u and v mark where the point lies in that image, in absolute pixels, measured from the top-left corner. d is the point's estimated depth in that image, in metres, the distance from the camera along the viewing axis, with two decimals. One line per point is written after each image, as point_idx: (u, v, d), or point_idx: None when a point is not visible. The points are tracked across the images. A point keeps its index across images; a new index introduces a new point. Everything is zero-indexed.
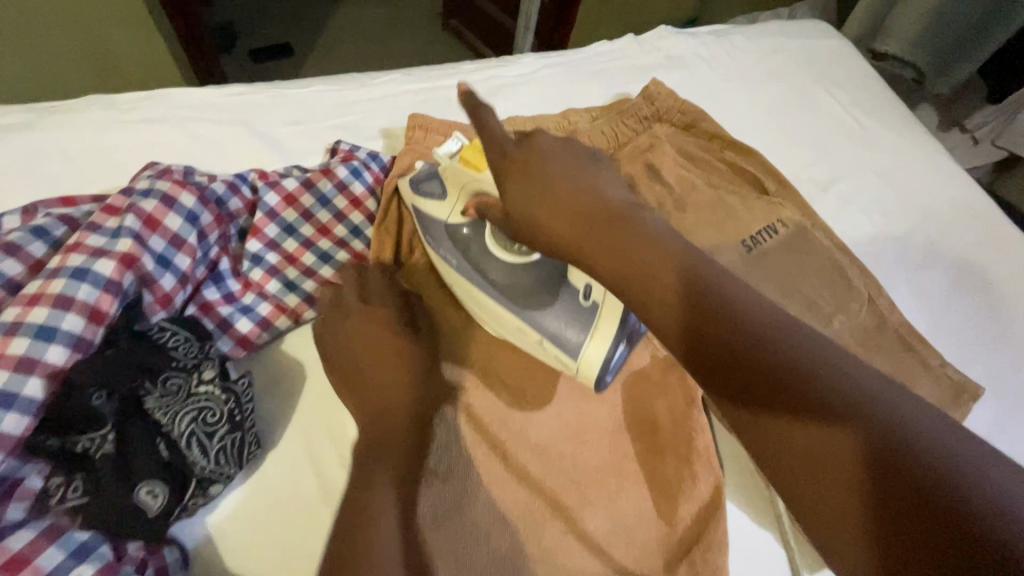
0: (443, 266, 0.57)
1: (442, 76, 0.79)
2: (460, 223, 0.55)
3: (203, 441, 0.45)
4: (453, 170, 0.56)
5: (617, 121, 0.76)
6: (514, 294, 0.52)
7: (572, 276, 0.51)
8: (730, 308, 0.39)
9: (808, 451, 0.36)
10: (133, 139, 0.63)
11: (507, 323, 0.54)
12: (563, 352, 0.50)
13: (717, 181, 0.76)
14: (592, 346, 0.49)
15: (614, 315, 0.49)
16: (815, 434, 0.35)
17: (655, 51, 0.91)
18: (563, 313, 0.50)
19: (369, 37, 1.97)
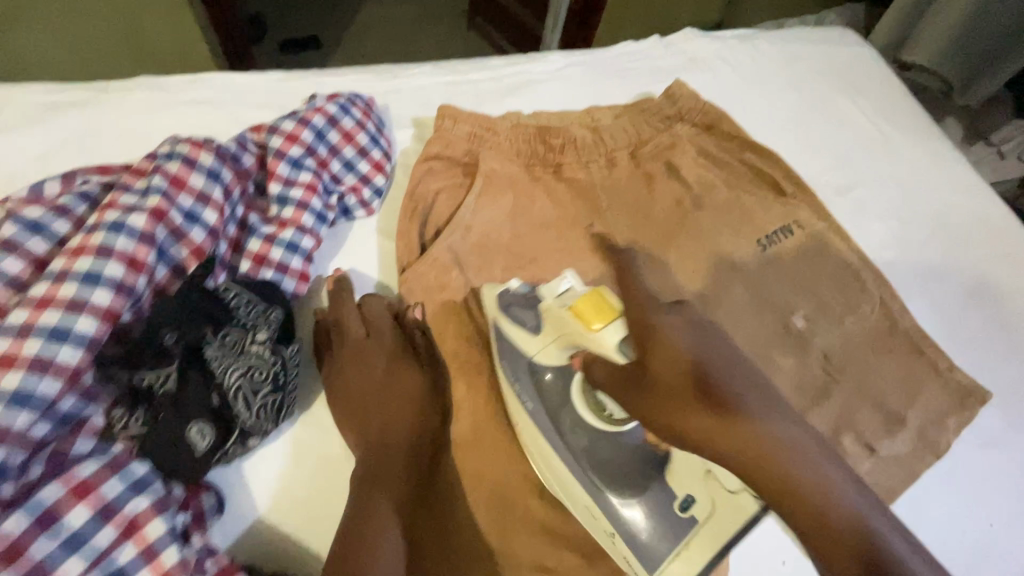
0: (512, 401, 0.56)
1: (471, 71, 0.82)
2: (545, 367, 0.55)
3: (248, 396, 0.46)
4: (558, 316, 0.54)
5: (639, 120, 0.78)
6: (597, 471, 0.51)
7: (669, 480, 0.49)
8: (749, 397, 0.46)
9: (810, 517, 0.42)
10: (181, 120, 0.66)
11: (576, 500, 0.52)
12: (641, 565, 0.47)
13: (734, 181, 0.78)
14: (676, 568, 0.47)
15: (710, 545, 0.47)
16: (809, 496, 0.42)
17: (680, 53, 0.93)
18: (656, 519, 0.48)
19: (396, 33, 2.00)
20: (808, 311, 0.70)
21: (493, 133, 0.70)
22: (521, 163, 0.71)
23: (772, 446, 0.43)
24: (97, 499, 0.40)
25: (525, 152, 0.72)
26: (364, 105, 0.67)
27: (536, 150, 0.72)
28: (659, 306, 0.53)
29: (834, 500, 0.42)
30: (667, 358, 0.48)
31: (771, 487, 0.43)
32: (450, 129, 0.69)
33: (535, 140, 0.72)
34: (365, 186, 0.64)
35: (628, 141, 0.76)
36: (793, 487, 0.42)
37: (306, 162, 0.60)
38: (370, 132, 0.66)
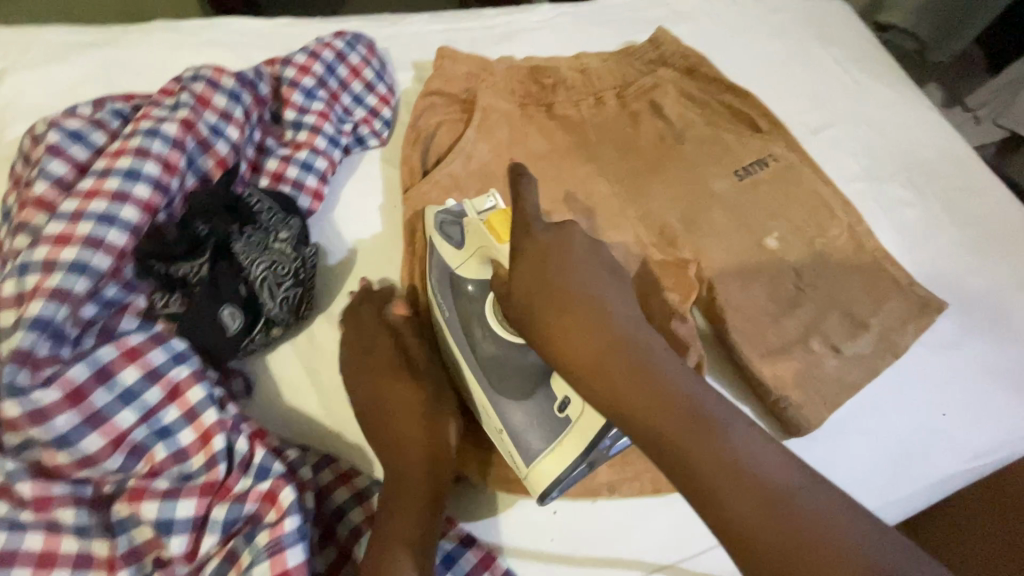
0: (436, 312, 0.59)
1: (467, 19, 0.86)
2: (466, 279, 0.56)
3: (273, 287, 0.52)
4: (477, 225, 0.56)
5: (625, 63, 0.83)
6: (490, 367, 0.54)
7: (554, 381, 0.52)
8: (669, 378, 0.45)
9: (715, 501, 0.40)
10: (195, 59, 0.71)
11: (473, 392, 0.55)
12: (520, 452, 0.52)
13: (714, 120, 0.83)
14: (546, 462, 0.50)
15: (580, 442, 0.49)
16: (713, 482, 0.40)
17: (664, 6, 0.98)
18: (537, 413, 0.52)
19: None
20: (781, 233, 0.75)
21: (489, 73, 0.75)
22: (515, 101, 0.76)
23: (689, 425, 0.43)
24: (145, 363, 0.45)
25: (519, 91, 0.76)
26: (368, 43, 0.72)
27: (529, 90, 0.77)
28: (530, 224, 0.52)
29: (751, 480, 0.40)
30: (591, 332, 0.47)
31: (685, 474, 0.42)
32: (448, 69, 0.74)
33: (528, 80, 0.77)
34: (374, 118, 0.70)
35: (613, 83, 0.81)
36: (712, 471, 0.41)
37: (318, 93, 0.66)
38: (375, 68, 0.71)
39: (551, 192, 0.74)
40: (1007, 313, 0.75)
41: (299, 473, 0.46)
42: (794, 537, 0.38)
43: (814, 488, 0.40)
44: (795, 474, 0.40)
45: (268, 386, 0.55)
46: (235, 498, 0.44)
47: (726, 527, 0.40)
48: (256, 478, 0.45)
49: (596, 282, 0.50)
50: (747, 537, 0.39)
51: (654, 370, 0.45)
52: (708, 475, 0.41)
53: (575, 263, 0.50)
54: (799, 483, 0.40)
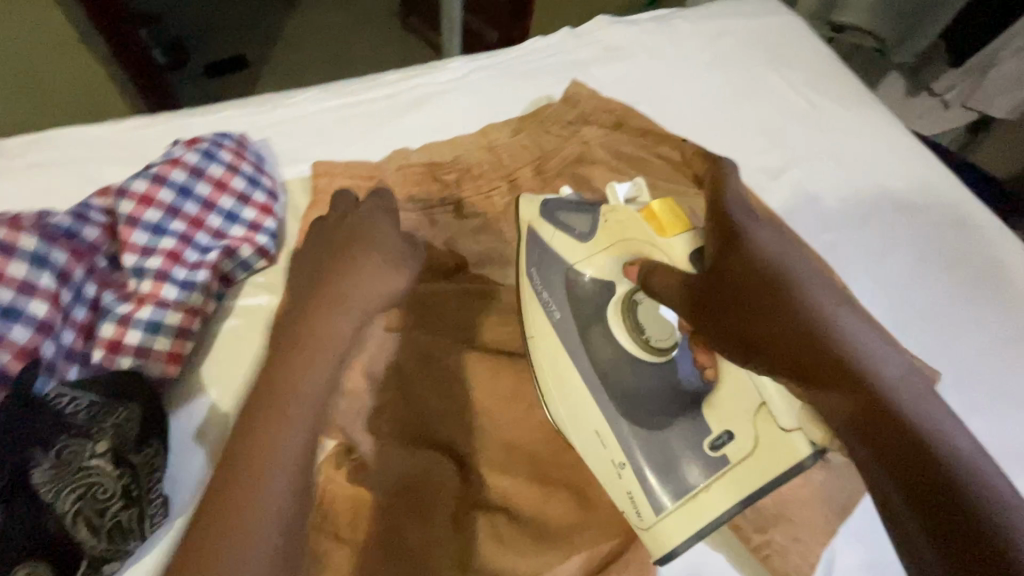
0: (538, 325, 0.56)
1: (364, 90, 0.75)
2: (585, 270, 0.56)
3: (93, 519, 0.40)
4: (627, 216, 0.52)
5: (539, 132, 0.71)
6: (625, 401, 0.52)
7: (707, 415, 0.49)
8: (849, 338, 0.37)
9: (853, 417, 0.35)
10: (20, 187, 0.58)
11: (583, 430, 0.52)
12: (644, 494, 0.48)
13: (658, 179, 0.72)
14: (689, 506, 0.46)
15: (749, 479, 0.45)
16: (867, 415, 0.35)
17: (594, 44, 0.87)
18: (676, 447, 0.49)
19: (329, 62, 2.01)
20: None
21: (377, 182, 0.62)
22: (417, 208, 0.63)
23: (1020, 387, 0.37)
24: None
25: (419, 196, 0.63)
26: (234, 144, 0.60)
27: (430, 191, 0.64)
28: (740, 217, 0.46)
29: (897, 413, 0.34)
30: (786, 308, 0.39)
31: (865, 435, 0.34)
32: (327, 189, 0.62)
33: (425, 180, 0.64)
34: (259, 233, 0.58)
35: (530, 158, 0.69)
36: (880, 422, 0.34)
37: (169, 225, 0.53)
38: (247, 174, 0.59)
39: (465, 295, 0.59)
40: (1003, 379, 0.67)
41: None
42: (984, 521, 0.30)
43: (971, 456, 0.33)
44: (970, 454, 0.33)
45: None
46: None
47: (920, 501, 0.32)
48: None
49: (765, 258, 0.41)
50: (918, 485, 0.32)
51: (843, 337, 0.37)
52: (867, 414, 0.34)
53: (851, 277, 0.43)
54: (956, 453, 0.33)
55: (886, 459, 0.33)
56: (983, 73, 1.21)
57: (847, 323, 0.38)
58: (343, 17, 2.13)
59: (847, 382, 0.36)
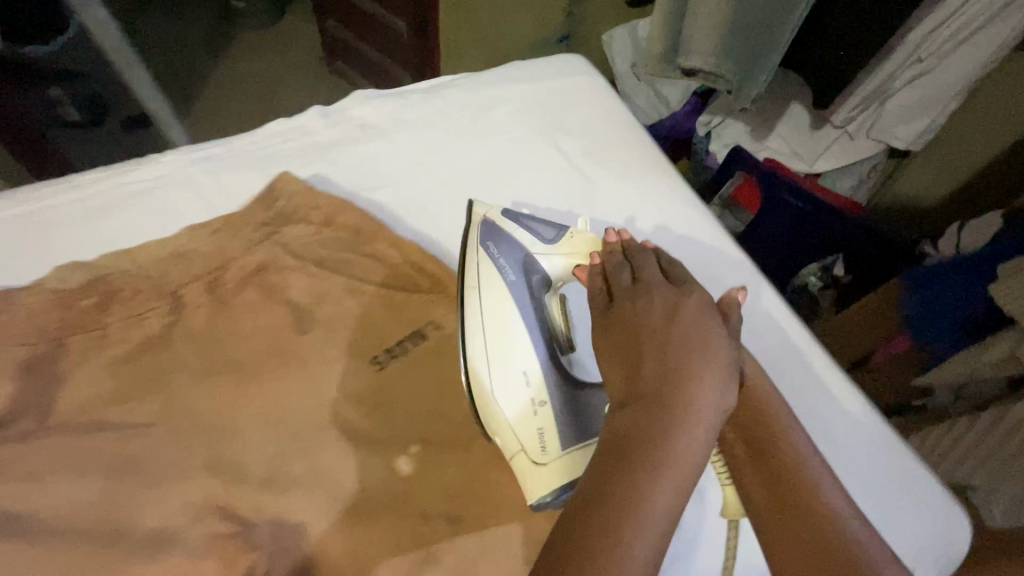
0: (493, 281, 0.57)
1: (52, 193, 0.68)
2: (535, 270, 0.58)
3: None
4: (581, 238, 0.59)
5: (224, 237, 0.64)
6: (495, 364, 0.55)
7: (594, 393, 0.56)
8: (712, 429, 0.42)
9: (616, 427, 0.42)
10: None
11: (512, 384, 0.55)
12: (554, 435, 0.54)
13: (362, 284, 0.65)
14: (573, 460, 0.53)
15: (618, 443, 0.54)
16: (619, 442, 0.41)
17: (346, 123, 0.81)
18: (563, 411, 0.54)
19: (248, 103, 1.92)
20: (421, 447, 0.57)
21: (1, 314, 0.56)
22: (42, 340, 0.56)
23: (805, 518, 0.47)
24: None
25: (50, 326, 0.57)
26: None
27: (67, 318, 0.58)
28: (649, 286, 0.50)
29: (661, 454, 0.39)
30: (693, 370, 0.43)
31: (619, 516, 0.37)
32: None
33: (59, 308, 0.57)
34: None
35: (203, 268, 0.62)
36: (618, 440, 0.41)
37: None
38: None
39: (70, 449, 0.52)
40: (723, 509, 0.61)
41: None
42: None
43: (658, 521, 0.37)
44: (664, 510, 0.38)
45: None
46: None
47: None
48: None
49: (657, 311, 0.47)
50: (594, 497, 0.38)
51: (690, 378, 0.42)
52: (618, 435, 0.41)
53: (760, 390, 0.52)
54: (654, 508, 0.38)
55: (612, 439, 0.41)
56: (884, 100, 1.09)
57: (713, 395, 0.43)
58: (262, 55, 2.05)
59: (662, 407, 0.41)
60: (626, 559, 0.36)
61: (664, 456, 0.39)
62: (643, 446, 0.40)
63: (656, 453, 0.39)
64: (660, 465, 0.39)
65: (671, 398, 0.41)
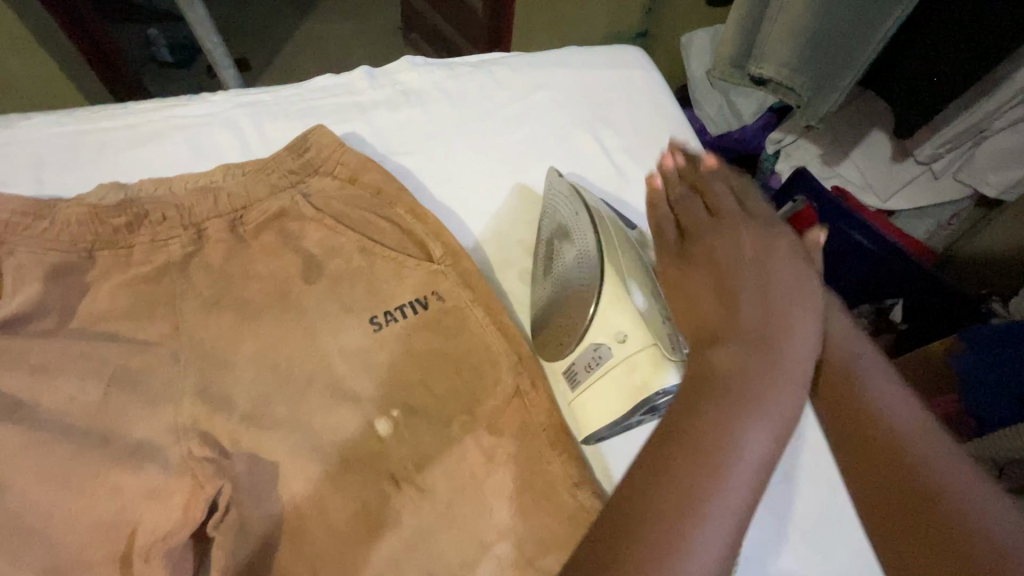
0: (592, 215, 0.62)
1: (109, 117, 0.73)
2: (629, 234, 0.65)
3: None
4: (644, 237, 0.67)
5: (256, 180, 0.66)
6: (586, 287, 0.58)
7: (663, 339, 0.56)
8: (793, 386, 0.43)
9: (702, 373, 0.43)
10: None
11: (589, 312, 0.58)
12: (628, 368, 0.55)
13: (374, 243, 0.65)
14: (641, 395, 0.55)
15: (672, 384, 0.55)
16: (703, 381, 0.43)
17: (390, 86, 0.82)
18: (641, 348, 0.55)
19: (324, 61, 1.98)
20: (402, 413, 0.57)
21: (45, 221, 0.59)
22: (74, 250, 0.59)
23: (940, 517, 0.47)
24: None
25: (80, 237, 0.59)
26: None
27: (102, 233, 0.60)
28: (732, 232, 0.52)
29: (745, 405, 0.41)
30: (786, 332, 0.45)
31: (711, 458, 0.39)
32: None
33: (89, 222, 0.59)
34: None
35: (229, 207, 0.64)
36: (713, 383, 0.42)
37: None
38: None
39: (71, 355, 0.53)
40: None
41: None
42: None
43: (747, 470, 0.39)
44: (755, 458, 0.40)
45: None
46: None
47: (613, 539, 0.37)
48: None
49: (753, 275, 0.48)
50: (679, 442, 0.40)
51: (779, 341, 0.44)
52: (719, 376, 0.42)
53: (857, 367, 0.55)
54: (750, 457, 0.40)
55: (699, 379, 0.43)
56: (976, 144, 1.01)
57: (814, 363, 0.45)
58: (344, 18, 2.08)
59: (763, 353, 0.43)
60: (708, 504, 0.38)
61: (764, 399, 0.41)
62: (726, 391, 0.41)
63: (732, 391, 0.41)
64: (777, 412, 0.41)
65: (759, 334, 0.44)
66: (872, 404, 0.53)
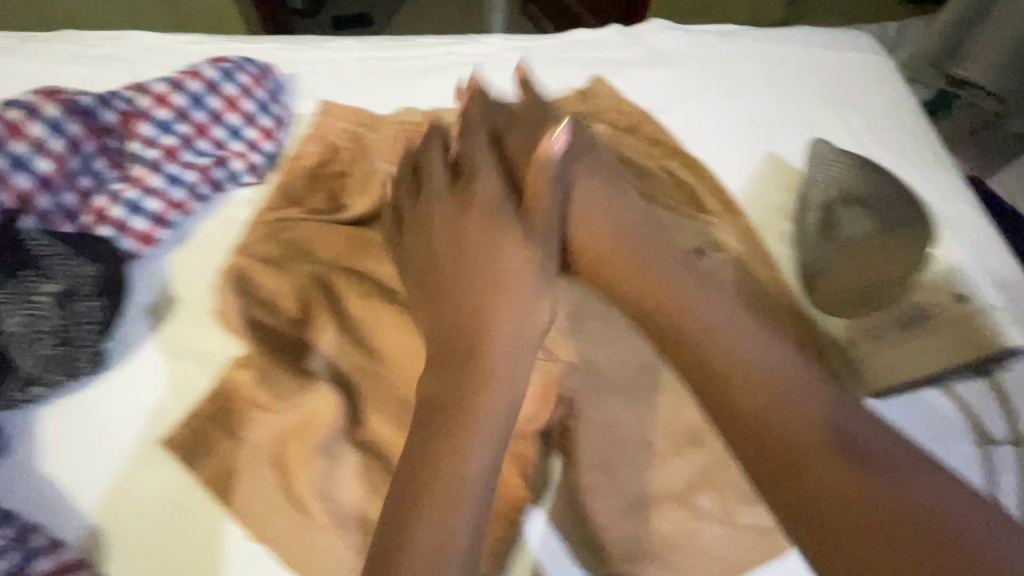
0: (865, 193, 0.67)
1: (397, 47, 0.78)
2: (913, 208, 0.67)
3: (26, 343, 0.47)
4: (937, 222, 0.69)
5: (547, 118, 0.72)
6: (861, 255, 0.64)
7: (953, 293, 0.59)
8: (507, 375, 0.44)
9: (479, 369, 0.44)
10: (86, 71, 0.68)
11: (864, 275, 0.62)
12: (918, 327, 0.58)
13: (652, 191, 0.69)
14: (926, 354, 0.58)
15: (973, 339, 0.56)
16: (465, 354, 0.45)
17: (641, 46, 0.85)
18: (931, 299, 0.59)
19: None
20: None
21: (369, 129, 0.67)
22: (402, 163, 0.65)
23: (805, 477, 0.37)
24: None
25: (406, 150, 0.66)
26: (256, 71, 0.66)
27: (417, 147, 0.67)
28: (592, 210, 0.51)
29: (474, 419, 0.42)
30: (674, 295, 0.48)
31: (409, 489, 0.39)
32: (323, 125, 0.67)
33: (419, 137, 0.66)
34: (255, 155, 0.64)
35: None
36: (469, 407, 0.43)
37: (175, 126, 0.60)
38: (260, 100, 0.65)
39: None
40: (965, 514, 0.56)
41: None
42: (449, 501, 0.39)
43: (450, 483, 0.39)
44: (481, 460, 0.41)
45: (15, 460, 0.49)
46: None
47: (424, 430, 0.42)
48: None
49: (756, 333, 0.44)
50: (443, 435, 0.41)
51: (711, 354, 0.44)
52: (491, 322, 0.46)
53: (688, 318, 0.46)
54: (457, 465, 0.40)
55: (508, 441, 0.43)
56: None
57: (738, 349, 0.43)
58: None
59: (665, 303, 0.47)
60: (438, 526, 0.38)
61: (494, 406, 0.43)
62: (453, 431, 0.41)
63: (458, 406, 0.43)
64: (478, 436, 0.41)
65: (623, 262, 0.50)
66: (713, 333, 0.45)
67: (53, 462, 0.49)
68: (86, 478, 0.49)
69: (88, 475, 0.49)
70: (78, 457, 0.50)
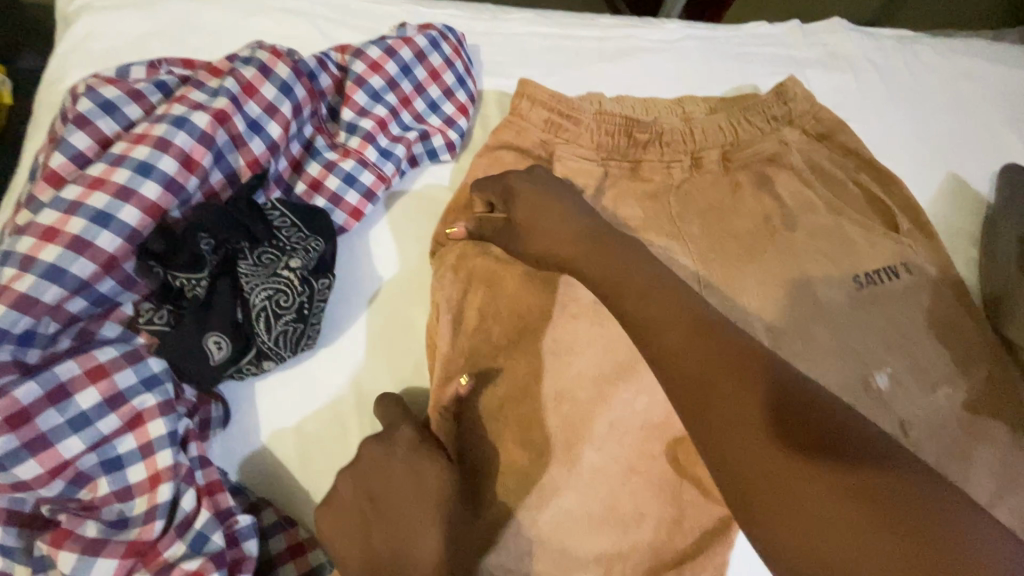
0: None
1: (577, 26, 0.75)
2: None
3: (270, 319, 0.45)
4: None
5: (740, 116, 0.66)
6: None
7: None
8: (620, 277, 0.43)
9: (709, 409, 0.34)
10: (270, 26, 0.64)
11: None
12: None
13: (842, 205, 0.66)
14: None
15: None
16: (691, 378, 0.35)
17: (819, 46, 0.81)
18: None
19: None
20: (889, 375, 0.60)
21: (573, 121, 0.61)
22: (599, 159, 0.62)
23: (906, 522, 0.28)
24: (109, 385, 0.41)
25: (606, 146, 0.62)
26: (456, 41, 0.62)
27: (617, 145, 0.63)
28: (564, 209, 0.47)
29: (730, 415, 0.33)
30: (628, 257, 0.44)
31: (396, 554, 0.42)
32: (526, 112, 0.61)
33: (619, 134, 0.62)
34: (451, 130, 0.60)
35: (721, 140, 0.65)
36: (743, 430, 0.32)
37: (386, 96, 0.57)
38: (458, 72, 0.61)
39: None
40: None
41: (242, 546, 0.41)
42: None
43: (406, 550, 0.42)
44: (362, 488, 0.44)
45: (232, 434, 0.48)
46: (159, 568, 0.39)
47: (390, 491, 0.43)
48: (189, 549, 0.40)
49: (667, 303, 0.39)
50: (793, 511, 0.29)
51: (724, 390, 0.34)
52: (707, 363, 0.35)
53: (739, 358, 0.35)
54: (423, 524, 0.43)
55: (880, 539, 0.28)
56: None
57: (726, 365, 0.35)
58: None
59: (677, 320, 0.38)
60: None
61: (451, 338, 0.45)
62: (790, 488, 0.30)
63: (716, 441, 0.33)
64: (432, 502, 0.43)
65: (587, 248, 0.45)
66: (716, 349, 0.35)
67: (271, 439, 0.48)
68: (307, 462, 0.48)
69: (309, 457, 0.48)
70: (297, 439, 0.48)
